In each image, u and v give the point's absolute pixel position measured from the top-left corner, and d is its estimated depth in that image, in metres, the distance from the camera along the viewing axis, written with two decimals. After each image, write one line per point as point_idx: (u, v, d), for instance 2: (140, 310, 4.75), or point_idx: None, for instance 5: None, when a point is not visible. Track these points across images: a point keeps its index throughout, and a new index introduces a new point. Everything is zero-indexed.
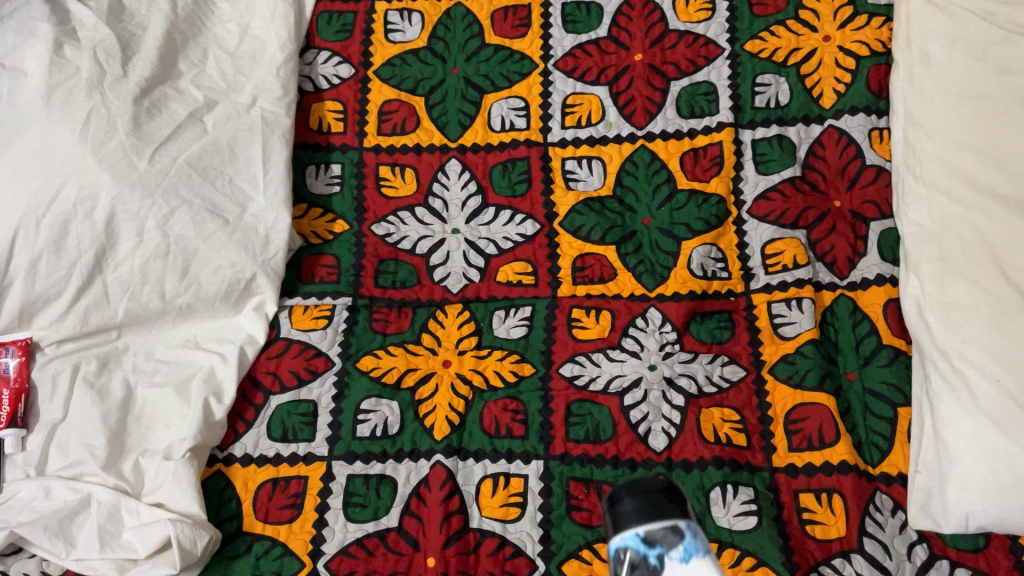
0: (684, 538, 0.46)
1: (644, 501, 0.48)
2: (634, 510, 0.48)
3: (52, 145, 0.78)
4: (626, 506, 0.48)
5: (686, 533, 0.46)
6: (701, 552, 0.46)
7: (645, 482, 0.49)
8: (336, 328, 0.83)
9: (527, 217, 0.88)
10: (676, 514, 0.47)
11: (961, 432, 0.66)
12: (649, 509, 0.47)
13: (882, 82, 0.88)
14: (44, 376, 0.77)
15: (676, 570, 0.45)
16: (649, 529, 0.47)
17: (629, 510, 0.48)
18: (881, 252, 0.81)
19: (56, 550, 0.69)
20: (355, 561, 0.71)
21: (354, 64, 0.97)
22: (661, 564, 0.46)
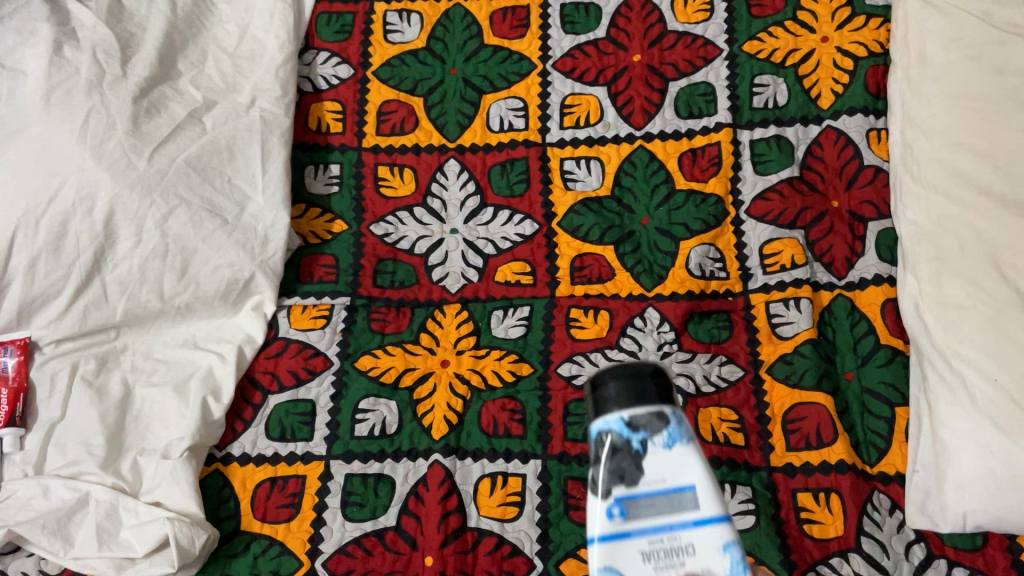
0: (669, 424, 0.48)
1: (628, 386, 0.48)
2: (618, 395, 0.48)
3: (51, 145, 0.78)
4: (613, 390, 0.48)
5: (670, 419, 0.48)
6: (683, 437, 0.48)
7: (631, 366, 0.49)
8: (335, 328, 0.84)
9: (526, 217, 0.88)
10: (660, 399, 0.48)
11: (958, 431, 0.66)
12: (637, 396, 0.48)
13: (879, 82, 0.89)
14: (43, 375, 0.77)
15: (658, 453, 0.47)
16: (634, 413, 0.48)
17: (614, 394, 0.48)
18: (879, 252, 0.81)
19: (54, 548, 0.69)
20: (353, 560, 0.71)
21: (353, 65, 0.97)
22: (643, 445, 0.48)
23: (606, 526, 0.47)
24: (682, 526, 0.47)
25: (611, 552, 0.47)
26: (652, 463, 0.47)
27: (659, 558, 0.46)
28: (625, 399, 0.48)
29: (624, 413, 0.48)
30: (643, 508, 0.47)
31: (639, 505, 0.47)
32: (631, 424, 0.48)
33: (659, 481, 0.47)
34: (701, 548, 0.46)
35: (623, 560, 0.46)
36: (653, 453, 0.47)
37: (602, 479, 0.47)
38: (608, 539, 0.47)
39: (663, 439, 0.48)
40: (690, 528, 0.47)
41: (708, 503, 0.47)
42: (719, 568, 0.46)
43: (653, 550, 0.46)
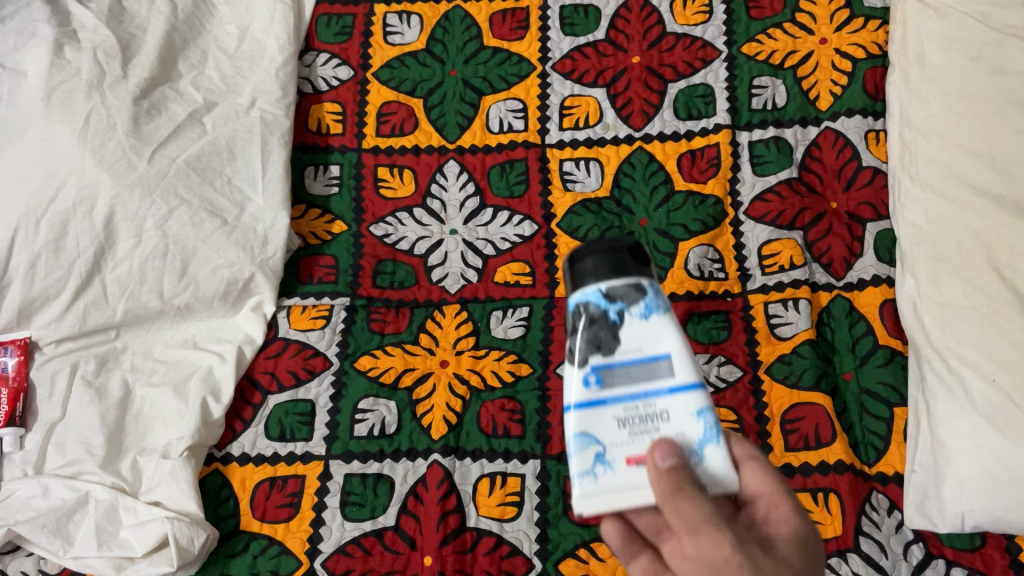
0: (646, 296, 0.50)
1: (607, 260, 0.51)
2: (595, 268, 0.51)
3: (52, 146, 0.78)
4: (592, 263, 0.51)
5: (648, 291, 0.51)
6: (659, 308, 0.51)
7: (610, 243, 0.52)
8: (334, 328, 0.84)
9: (525, 217, 0.88)
10: (637, 271, 0.51)
11: (957, 431, 0.66)
12: (615, 269, 0.51)
13: (878, 84, 0.89)
14: (43, 375, 0.77)
15: (635, 323, 0.50)
16: (612, 285, 0.50)
17: (592, 267, 0.51)
18: (878, 253, 0.81)
19: (54, 548, 0.69)
20: (352, 560, 0.71)
21: (353, 66, 0.98)
22: (620, 315, 0.50)
23: (583, 393, 0.50)
24: (658, 394, 0.50)
25: (586, 418, 0.50)
26: (629, 333, 0.50)
27: (634, 423, 0.49)
28: (604, 271, 0.51)
29: (601, 284, 0.50)
30: (619, 377, 0.50)
31: (614, 374, 0.50)
32: (608, 296, 0.50)
33: (635, 350, 0.50)
34: (674, 414, 0.49)
35: (598, 423, 0.50)
36: (629, 322, 0.50)
37: (579, 348, 0.50)
38: (584, 405, 0.50)
39: (639, 309, 0.50)
40: (666, 396, 0.50)
41: (682, 370, 0.50)
42: (692, 433, 0.49)
43: (628, 414, 0.49)
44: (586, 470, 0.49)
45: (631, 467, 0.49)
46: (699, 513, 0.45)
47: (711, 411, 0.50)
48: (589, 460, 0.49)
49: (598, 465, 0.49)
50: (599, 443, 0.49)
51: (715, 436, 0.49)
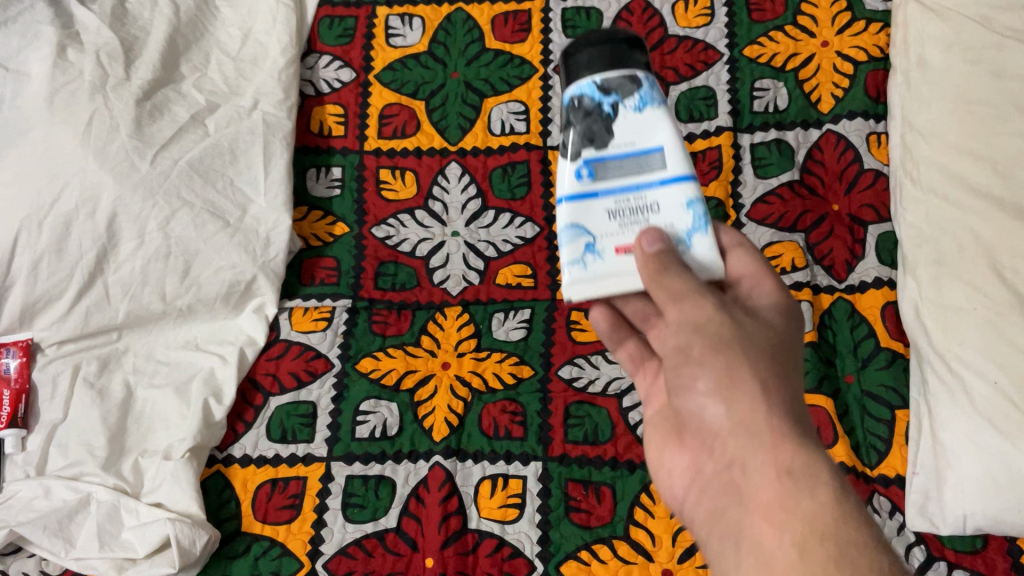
0: (639, 88, 0.55)
1: (603, 52, 0.55)
2: (591, 61, 0.55)
3: (54, 148, 0.79)
4: (587, 58, 0.55)
5: (642, 84, 0.55)
6: (652, 102, 0.55)
7: (606, 34, 0.56)
8: (336, 330, 0.84)
9: (527, 220, 0.88)
10: (632, 65, 0.55)
11: (958, 433, 0.66)
12: (611, 61, 0.55)
13: (880, 87, 0.89)
14: (45, 376, 0.77)
15: (628, 116, 0.55)
16: (607, 77, 0.55)
17: (590, 60, 0.55)
18: (879, 256, 0.81)
19: (56, 549, 0.69)
20: (354, 562, 0.71)
21: (355, 69, 0.98)
22: (614, 109, 0.55)
23: (578, 186, 0.55)
24: (649, 186, 0.55)
25: (580, 210, 0.55)
26: (623, 126, 0.55)
27: (624, 215, 0.55)
28: (599, 65, 0.55)
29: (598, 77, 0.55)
30: (613, 170, 0.55)
31: (607, 167, 0.55)
32: (604, 89, 0.55)
33: (628, 144, 0.55)
34: (664, 205, 0.54)
35: (589, 214, 0.55)
36: (623, 117, 0.55)
37: (573, 142, 0.55)
38: (578, 197, 0.55)
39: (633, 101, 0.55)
40: (657, 187, 0.54)
41: (673, 162, 0.55)
42: (680, 223, 0.54)
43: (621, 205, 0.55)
44: (581, 257, 0.55)
45: (621, 255, 0.54)
46: (686, 285, 0.50)
47: (700, 203, 0.55)
48: (580, 249, 0.55)
49: (590, 254, 0.55)
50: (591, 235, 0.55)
51: (703, 223, 0.54)
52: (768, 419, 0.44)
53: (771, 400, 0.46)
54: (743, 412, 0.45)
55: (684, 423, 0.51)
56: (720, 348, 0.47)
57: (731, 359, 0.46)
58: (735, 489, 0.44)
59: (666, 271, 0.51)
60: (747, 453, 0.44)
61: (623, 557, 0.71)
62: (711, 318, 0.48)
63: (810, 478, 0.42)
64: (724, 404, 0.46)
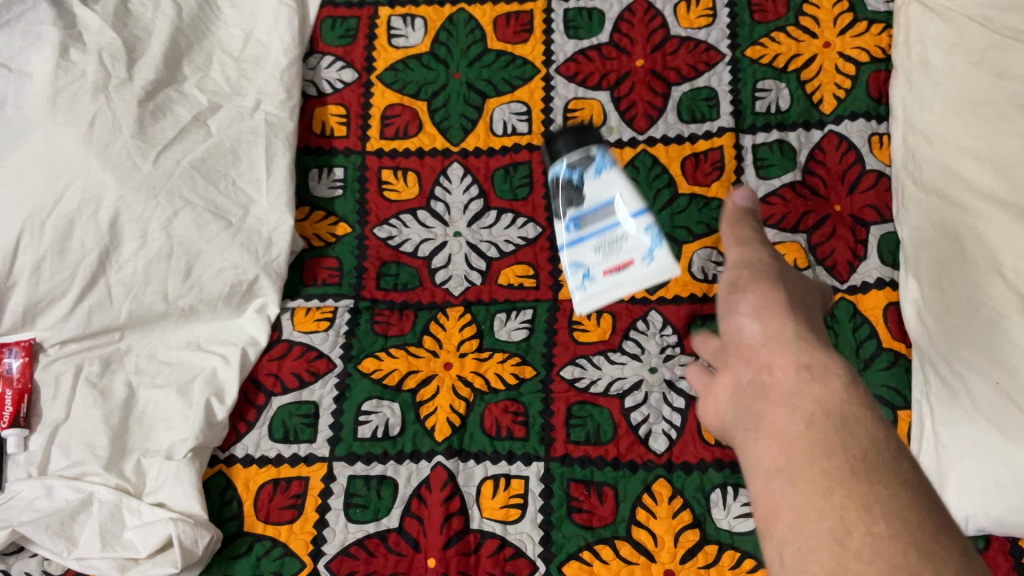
0: (596, 159, 0.69)
1: (571, 138, 0.70)
2: (562, 146, 0.70)
3: (57, 148, 0.79)
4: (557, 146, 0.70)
5: (597, 156, 0.69)
6: (608, 165, 0.68)
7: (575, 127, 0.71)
8: (338, 330, 0.84)
9: (529, 220, 0.88)
10: (590, 143, 0.70)
11: (960, 434, 0.67)
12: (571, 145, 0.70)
13: (881, 88, 0.89)
14: (48, 376, 0.77)
15: (591, 180, 0.68)
16: (571, 157, 0.69)
17: (561, 147, 0.70)
18: (881, 256, 0.82)
19: (58, 549, 0.69)
20: (356, 562, 0.72)
21: (357, 69, 0.98)
22: (581, 179, 0.68)
23: (568, 236, 0.68)
24: (619, 224, 0.66)
25: (574, 253, 0.67)
26: (590, 188, 0.68)
27: (606, 248, 0.66)
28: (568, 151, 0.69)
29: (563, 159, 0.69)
30: (592, 220, 0.67)
31: (586, 218, 0.67)
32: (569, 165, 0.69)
33: (596, 198, 0.67)
34: (631, 235, 0.66)
35: (580, 253, 0.67)
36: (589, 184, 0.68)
37: (560, 207, 0.69)
38: (570, 244, 0.67)
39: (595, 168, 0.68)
40: (624, 225, 0.66)
41: (629, 202, 0.67)
42: (644, 244, 0.66)
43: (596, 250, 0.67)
44: (580, 286, 0.67)
45: (608, 276, 0.66)
46: (750, 236, 0.66)
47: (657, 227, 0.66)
48: (579, 277, 0.67)
49: (585, 282, 0.67)
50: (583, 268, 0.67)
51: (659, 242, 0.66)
52: (797, 333, 0.52)
53: (802, 326, 0.53)
54: (775, 327, 0.53)
55: (726, 355, 0.57)
56: (753, 269, 0.61)
57: (764, 279, 0.59)
58: (762, 388, 0.50)
59: (741, 229, 0.67)
60: (774, 358, 0.50)
61: (625, 557, 0.71)
62: (760, 256, 0.62)
63: (825, 371, 0.48)
64: (759, 320, 0.54)
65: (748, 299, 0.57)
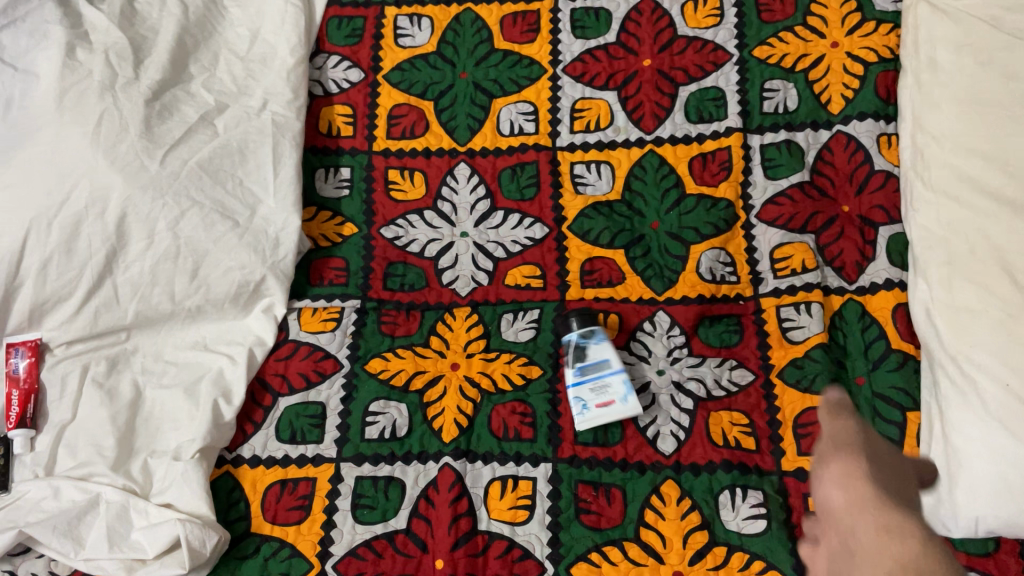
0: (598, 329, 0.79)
1: (584, 319, 0.79)
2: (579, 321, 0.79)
3: (64, 147, 0.78)
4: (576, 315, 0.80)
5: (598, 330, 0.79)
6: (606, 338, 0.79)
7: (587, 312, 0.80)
8: (345, 330, 0.83)
9: (536, 220, 0.88)
10: (592, 322, 0.79)
11: (969, 435, 0.66)
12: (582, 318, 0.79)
13: (890, 87, 0.89)
14: (54, 376, 0.77)
15: (592, 345, 0.78)
16: (581, 330, 0.79)
17: (578, 321, 0.79)
18: (890, 257, 0.81)
19: (65, 549, 0.69)
20: (364, 563, 0.71)
21: (363, 69, 0.98)
22: (584, 343, 0.79)
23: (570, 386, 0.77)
24: (609, 375, 0.76)
25: (576, 389, 0.77)
26: (592, 350, 0.78)
27: (598, 391, 0.76)
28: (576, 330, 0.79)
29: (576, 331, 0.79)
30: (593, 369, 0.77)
31: (587, 367, 0.77)
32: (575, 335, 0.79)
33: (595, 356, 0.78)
34: (614, 385, 0.76)
35: (578, 398, 0.76)
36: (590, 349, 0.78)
37: (569, 356, 0.79)
38: (573, 384, 0.77)
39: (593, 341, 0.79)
40: (611, 377, 0.76)
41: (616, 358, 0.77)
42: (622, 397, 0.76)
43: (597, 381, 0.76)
44: (577, 413, 0.76)
45: (600, 412, 0.75)
46: (844, 410, 0.58)
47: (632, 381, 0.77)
48: (577, 405, 0.76)
49: (584, 410, 0.76)
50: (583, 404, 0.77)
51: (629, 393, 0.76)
52: (856, 446, 0.54)
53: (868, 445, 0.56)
54: (838, 436, 0.56)
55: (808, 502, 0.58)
56: (844, 444, 0.55)
57: (854, 448, 0.54)
58: (827, 511, 0.52)
59: None
60: (831, 468, 0.54)
61: (634, 559, 0.70)
62: (849, 425, 0.57)
63: (903, 533, 0.47)
64: (843, 488, 0.52)
65: (826, 456, 0.55)
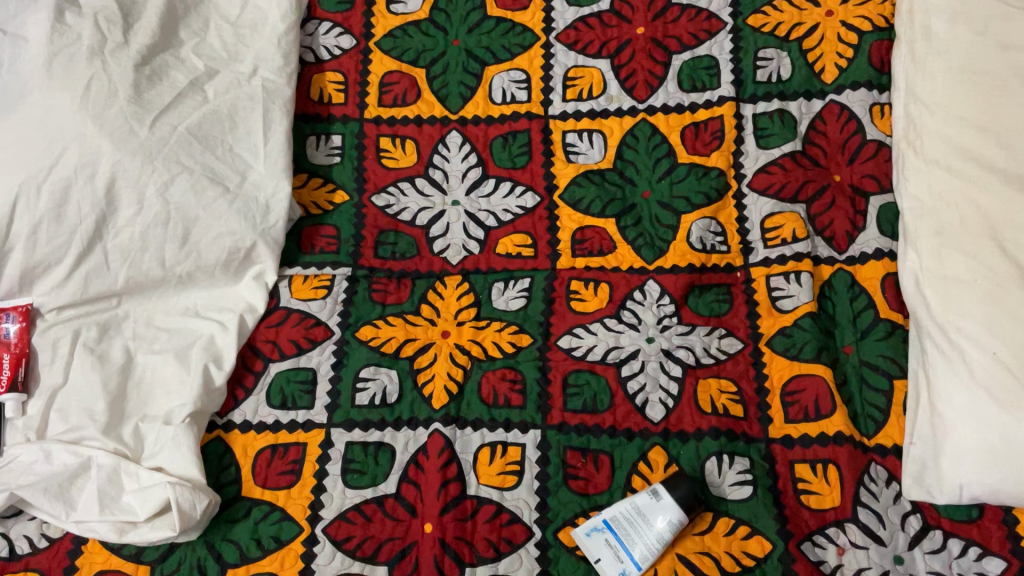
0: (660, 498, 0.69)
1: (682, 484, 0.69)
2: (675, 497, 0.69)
3: (52, 112, 0.78)
4: (672, 487, 0.69)
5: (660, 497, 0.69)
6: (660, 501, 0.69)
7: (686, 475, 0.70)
8: (336, 298, 0.84)
9: (527, 189, 0.88)
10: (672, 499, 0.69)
11: (956, 404, 0.67)
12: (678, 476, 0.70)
13: (884, 57, 0.88)
14: (45, 341, 0.77)
15: (644, 508, 0.69)
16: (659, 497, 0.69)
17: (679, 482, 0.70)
18: (880, 227, 0.81)
19: (57, 512, 0.70)
20: (353, 527, 0.72)
21: (355, 36, 0.97)
22: (642, 509, 0.69)
23: (639, 569, 0.67)
24: (617, 526, 0.69)
25: (609, 532, 0.69)
26: (640, 510, 0.69)
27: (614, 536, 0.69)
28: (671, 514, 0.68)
29: (667, 503, 0.68)
30: (624, 522, 0.69)
31: (617, 526, 0.69)
32: (659, 501, 0.69)
33: (631, 515, 0.69)
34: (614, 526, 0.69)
35: (601, 543, 0.69)
36: (645, 503, 0.69)
37: (628, 511, 0.69)
38: (610, 526, 0.69)
39: (658, 507, 0.69)
40: (614, 525, 0.69)
41: (627, 519, 0.69)
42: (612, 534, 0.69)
43: (610, 526, 0.69)
44: (592, 536, 0.69)
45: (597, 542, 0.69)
46: None
47: (618, 525, 0.69)
48: (600, 538, 0.69)
49: (594, 534, 0.69)
50: (616, 563, 0.68)
51: (610, 530, 0.69)
52: None
53: None
54: None
55: None
56: None
57: None
58: None
59: None
60: None
61: None
62: None
63: None
64: None
65: None
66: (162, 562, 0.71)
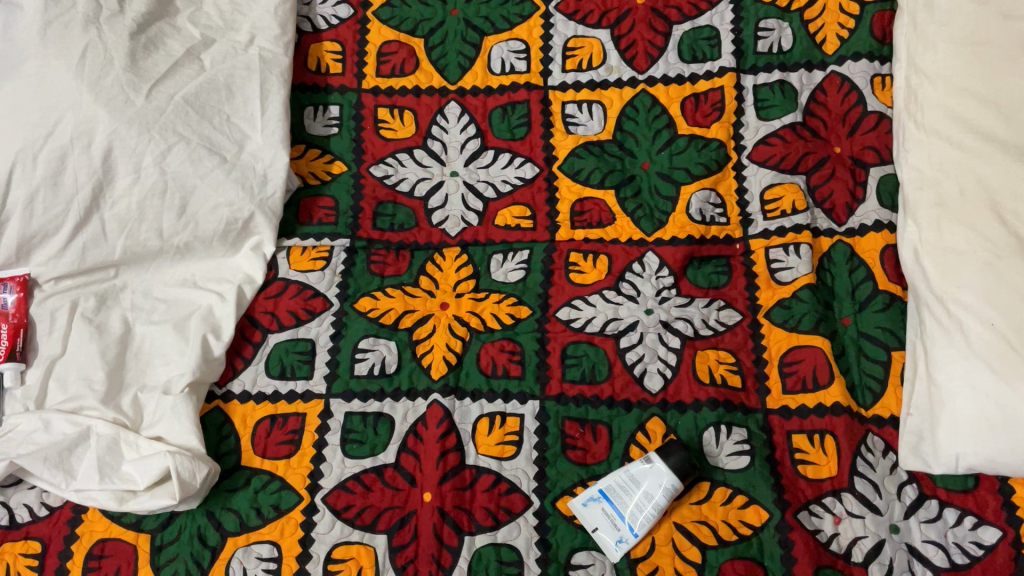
0: (653, 465, 0.69)
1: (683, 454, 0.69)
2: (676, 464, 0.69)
3: (48, 79, 0.77)
4: (671, 456, 0.69)
5: (654, 464, 0.69)
6: (654, 468, 0.69)
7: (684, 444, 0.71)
8: (335, 270, 0.84)
9: (526, 160, 0.88)
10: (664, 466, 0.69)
11: (954, 374, 0.67)
12: (677, 446, 0.70)
13: (886, 28, 0.88)
14: (42, 312, 0.77)
15: (638, 474, 0.70)
16: (653, 464, 0.69)
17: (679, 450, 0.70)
18: (880, 199, 0.81)
19: (56, 481, 0.69)
20: (353, 496, 0.72)
21: (352, 5, 0.96)
22: (637, 476, 0.70)
23: (635, 537, 0.68)
24: (613, 494, 0.70)
25: (605, 499, 0.70)
26: (634, 476, 0.70)
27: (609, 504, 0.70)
28: (664, 481, 0.69)
29: (660, 469, 0.69)
30: (620, 489, 0.70)
31: (613, 495, 0.70)
32: (654, 468, 0.69)
33: (627, 483, 0.70)
34: (610, 493, 0.70)
35: (598, 511, 0.70)
36: (643, 472, 0.70)
37: (623, 479, 0.70)
38: (606, 494, 0.70)
39: (651, 473, 0.69)
40: (610, 492, 0.70)
41: (622, 487, 0.70)
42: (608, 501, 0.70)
43: (608, 494, 0.70)
44: (589, 504, 0.70)
45: (594, 510, 0.70)
46: None
47: (614, 493, 0.70)
48: (597, 507, 0.70)
49: (592, 502, 0.70)
50: (613, 530, 0.69)
51: (608, 498, 0.70)
52: None
53: None
54: None
55: None
56: None
57: None
58: None
59: None
60: None
61: None
62: None
63: None
64: None
65: None
66: (162, 531, 0.71)
